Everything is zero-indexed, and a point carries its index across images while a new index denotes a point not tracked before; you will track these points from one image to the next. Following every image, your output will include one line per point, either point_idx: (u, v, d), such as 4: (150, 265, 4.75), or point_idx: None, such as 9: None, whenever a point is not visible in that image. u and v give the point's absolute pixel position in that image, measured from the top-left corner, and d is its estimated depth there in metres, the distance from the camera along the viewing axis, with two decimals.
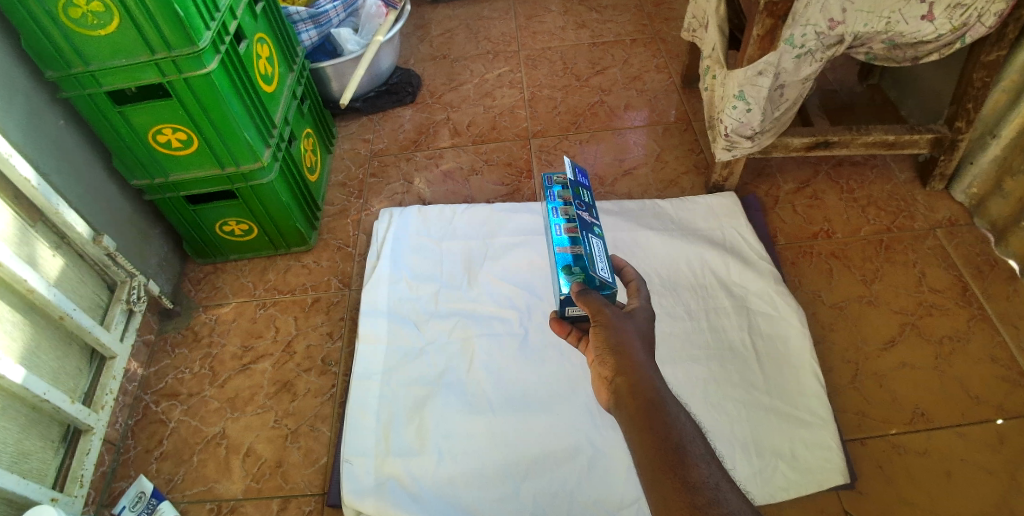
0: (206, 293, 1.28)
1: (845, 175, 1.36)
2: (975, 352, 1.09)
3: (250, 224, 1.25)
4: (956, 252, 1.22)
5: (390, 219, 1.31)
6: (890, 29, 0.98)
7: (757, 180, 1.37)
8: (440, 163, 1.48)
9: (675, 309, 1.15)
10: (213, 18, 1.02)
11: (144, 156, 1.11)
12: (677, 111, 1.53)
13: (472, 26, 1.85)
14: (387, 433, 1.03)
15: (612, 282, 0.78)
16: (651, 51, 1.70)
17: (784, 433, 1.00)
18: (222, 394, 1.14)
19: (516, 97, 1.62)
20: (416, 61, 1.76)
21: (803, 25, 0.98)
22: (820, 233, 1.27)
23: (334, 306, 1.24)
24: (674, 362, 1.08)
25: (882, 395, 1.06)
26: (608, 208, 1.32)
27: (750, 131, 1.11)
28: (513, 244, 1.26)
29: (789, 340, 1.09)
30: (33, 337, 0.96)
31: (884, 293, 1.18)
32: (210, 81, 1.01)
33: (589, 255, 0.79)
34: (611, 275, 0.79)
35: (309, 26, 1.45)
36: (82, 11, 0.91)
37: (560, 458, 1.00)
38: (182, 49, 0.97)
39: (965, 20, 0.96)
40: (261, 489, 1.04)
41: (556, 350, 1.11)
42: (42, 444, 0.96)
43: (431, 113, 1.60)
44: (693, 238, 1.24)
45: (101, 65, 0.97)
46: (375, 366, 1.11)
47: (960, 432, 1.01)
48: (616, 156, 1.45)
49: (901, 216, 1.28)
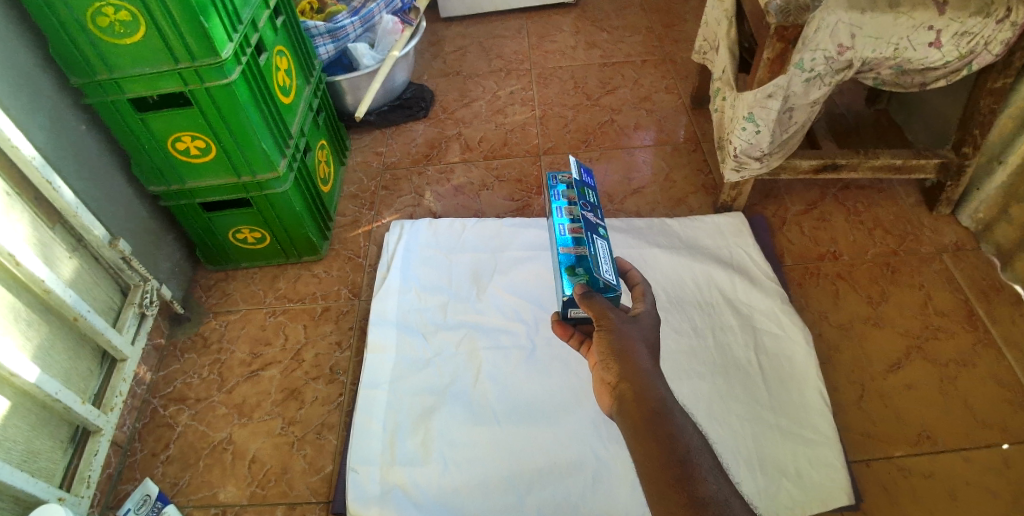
0: (216, 299, 1.29)
1: (852, 198, 1.38)
2: (980, 375, 1.09)
3: (262, 232, 1.27)
4: (962, 275, 1.22)
5: (400, 231, 1.33)
6: (898, 54, 1.00)
7: (765, 201, 1.39)
8: (451, 177, 1.50)
9: (682, 325, 1.15)
10: (237, 30, 1.06)
11: (163, 163, 1.13)
12: (685, 131, 1.55)
13: (484, 44, 1.88)
14: (393, 442, 1.04)
15: (616, 284, 0.79)
16: (661, 72, 1.72)
17: (790, 451, 1.00)
18: (230, 400, 1.15)
19: (527, 115, 1.64)
20: (428, 77, 1.79)
21: (813, 50, 1.00)
22: (827, 254, 1.28)
23: (343, 315, 1.25)
24: (677, 377, 1.09)
25: (887, 415, 1.06)
26: (616, 225, 1.33)
27: (759, 152, 1.13)
28: (522, 256, 1.27)
29: (795, 358, 1.10)
30: (47, 338, 0.98)
31: (890, 315, 1.18)
32: (230, 91, 1.03)
33: (594, 256, 0.80)
34: (615, 278, 0.80)
35: (327, 40, 1.48)
36: (109, 20, 0.94)
37: (563, 469, 1.00)
38: (205, 59, 0.99)
39: (971, 48, 0.99)
40: (266, 495, 1.04)
41: (561, 363, 1.12)
42: (51, 444, 0.97)
43: (443, 128, 1.63)
44: (700, 256, 1.25)
45: (124, 72, 0.99)
46: (383, 375, 1.11)
47: (966, 455, 1.01)
48: (624, 174, 1.47)
49: (907, 240, 1.29)
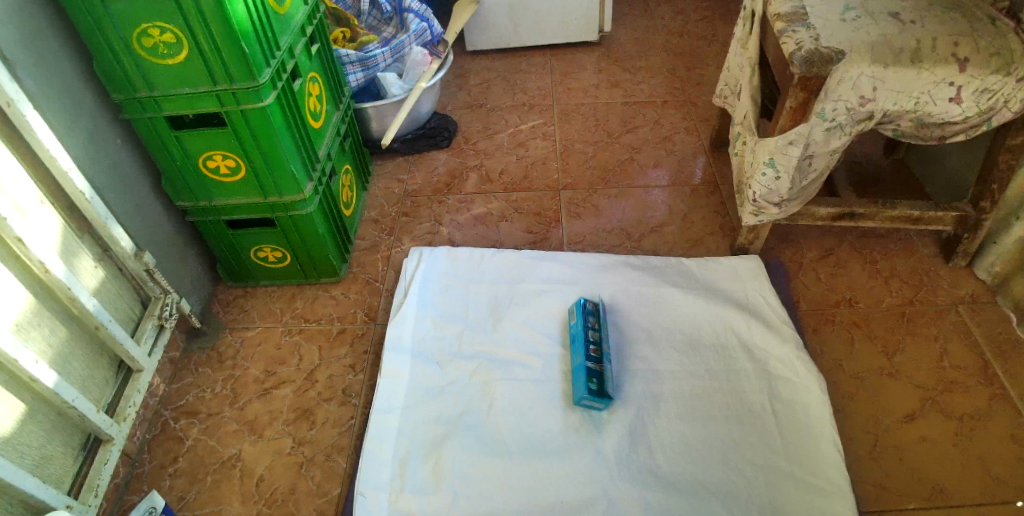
0: (234, 316, 1.31)
1: (869, 246, 1.38)
2: (996, 430, 1.08)
3: (284, 252, 1.29)
4: (978, 328, 1.22)
5: (420, 257, 1.34)
6: (919, 108, 1.02)
7: (782, 245, 1.40)
8: (471, 207, 1.52)
9: (697, 367, 1.15)
10: (274, 56, 1.09)
11: (194, 182, 1.16)
12: (704, 173, 1.57)
13: (509, 79, 1.93)
14: (403, 470, 1.03)
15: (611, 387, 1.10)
16: (682, 114, 1.75)
17: (802, 500, 0.99)
18: (241, 417, 1.15)
19: (548, 149, 1.67)
20: (453, 108, 1.82)
21: (835, 100, 1.02)
22: (842, 301, 1.29)
23: (359, 338, 1.26)
24: (691, 421, 1.08)
25: (901, 468, 1.05)
26: (635, 263, 1.34)
27: (778, 198, 1.15)
28: (541, 290, 1.28)
29: (810, 407, 1.09)
30: (67, 345, 0.99)
31: (906, 365, 1.18)
32: (264, 114, 1.06)
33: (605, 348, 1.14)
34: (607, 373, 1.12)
35: (356, 68, 1.52)
36: (153, 41, 0.97)
37: (573, 508, 0.99)
38: (244, 83, 1.02)
39: (991, 104, 1.01)
40: (272, 515, 1.03)
41: (575, 399, 1.12)
42: (64, 450, 0.97)
43: (464, 158, 1.65)
44: (717, 298, 1.25)
45: (164, 92, 1.03)
46: (396, 402, 1.11)
47: (980, 512, 0.99)
48: (642, 212, 1.49)
49: (923, 290, 1.29)
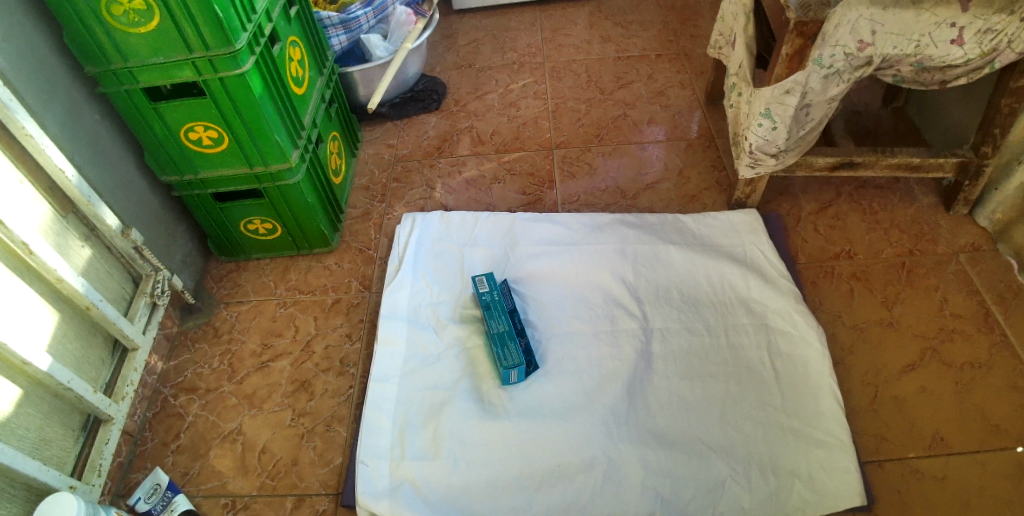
0: (228, 290, 1.30)
1: (868, 197, 1.36)
2: (995, 379, 1.08)
3: (274, 224, 1.27)
4: (978, 276, 1.21)
5: (412, 224, 1.32)
6: (919, 51, 0.99)
7: (780, 199, 1.38)
8: (462, 170, 1.49)
9: (694, 324, 1.15)
10: (251, 20, 1.05)
11: (177, 154, 1.13)
12: (700, 128, 1.54)
13: (498, 37, 1.87)
14: (403, 438, 1.03)
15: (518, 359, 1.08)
16: (676, 67, 1.71)
17: (800, 454, 0.99)
18: (240, 391, 1.15)
19: (539, 109, 1.63)
20: (441, 70, 1.78)
21: (832, 46, 0.98)
22: (842, 253, 1.27)
23: (354, 308, 1.25)
24: (688, 378, 1.08)
25: (901, 418, 1.05)
26: (630, 221, 1.32)
27: (775, 149, 1.12)
28: (536, 253, 1.27)
29: (810, 361, 1.08)
30: (59, 327, 0.98)
31: (905, 316, 1.17)
32: (243, 82, 1.03)
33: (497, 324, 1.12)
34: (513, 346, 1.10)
35: (339, 31, 1.47)
36: (123, 9, 0.93)
37: (574, 469, 0.99)
38: (220, 49, 0.99)
39: (994, 46, 0.96)
40: (276, 486, 1.04)
41: (572, 361, 1.11)
42: (63, 432, 0.97)
43: (455, 121, 1.62)
44: (715, 254, 1.24)
45: (139, 62, 0.99)
46: (393, 370, 1.11)
47: (979, 459, 1.00)
48: (637, 170, 1.46)
49: (923, 240, 1.27)
